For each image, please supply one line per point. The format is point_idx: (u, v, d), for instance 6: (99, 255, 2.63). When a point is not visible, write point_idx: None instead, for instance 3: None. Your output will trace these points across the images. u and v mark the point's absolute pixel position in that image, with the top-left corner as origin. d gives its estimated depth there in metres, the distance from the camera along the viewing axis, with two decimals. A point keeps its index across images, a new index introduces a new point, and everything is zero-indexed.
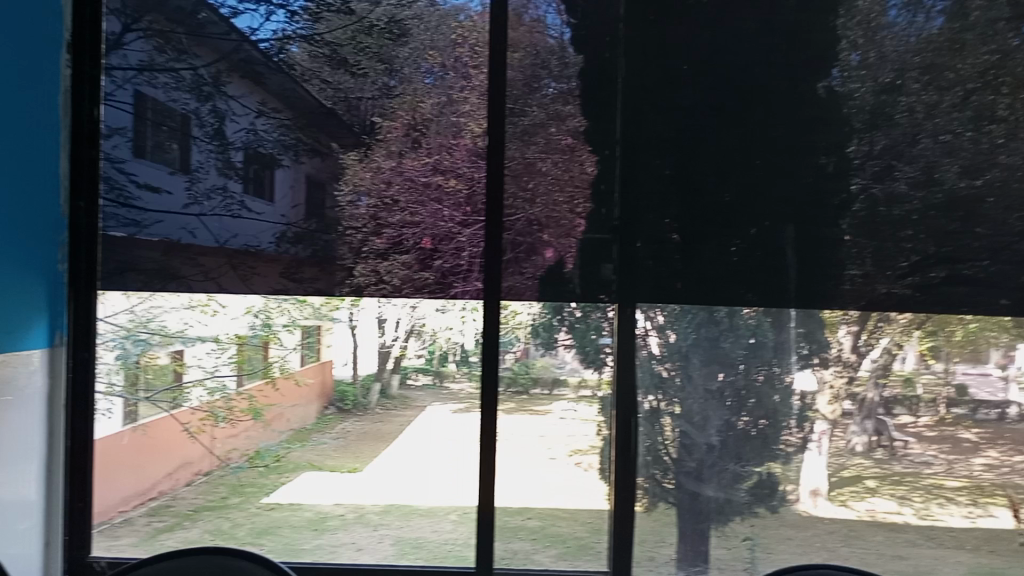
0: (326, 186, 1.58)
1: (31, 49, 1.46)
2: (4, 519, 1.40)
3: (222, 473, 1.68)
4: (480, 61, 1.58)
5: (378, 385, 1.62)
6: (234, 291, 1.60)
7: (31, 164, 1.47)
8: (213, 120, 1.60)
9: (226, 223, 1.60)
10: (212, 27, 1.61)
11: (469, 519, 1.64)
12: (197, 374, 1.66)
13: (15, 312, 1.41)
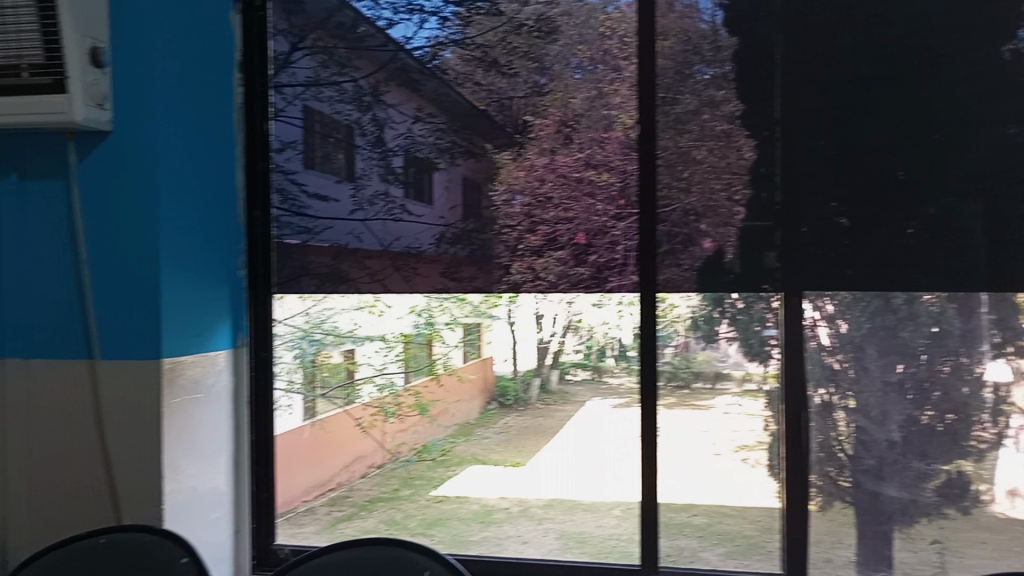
0: (482, 187, 1.60)
1: (208, 71, 1.56)
2: (200, 509, 1.52)
3: (393, 466, 1.79)
4: (630, 52, 1.55)
5: (537, 380, 1.69)
6: (398, 292, 1.65)
7: (213, 178, 1.57)
8: (375, 128, 1.66)
9: (389, 227, 1.65)
10: (370, 39, 1.66)
11: (632, 515, 1.59)
12: (367, 372, 1.77)
13: (203, 316, 1.52)
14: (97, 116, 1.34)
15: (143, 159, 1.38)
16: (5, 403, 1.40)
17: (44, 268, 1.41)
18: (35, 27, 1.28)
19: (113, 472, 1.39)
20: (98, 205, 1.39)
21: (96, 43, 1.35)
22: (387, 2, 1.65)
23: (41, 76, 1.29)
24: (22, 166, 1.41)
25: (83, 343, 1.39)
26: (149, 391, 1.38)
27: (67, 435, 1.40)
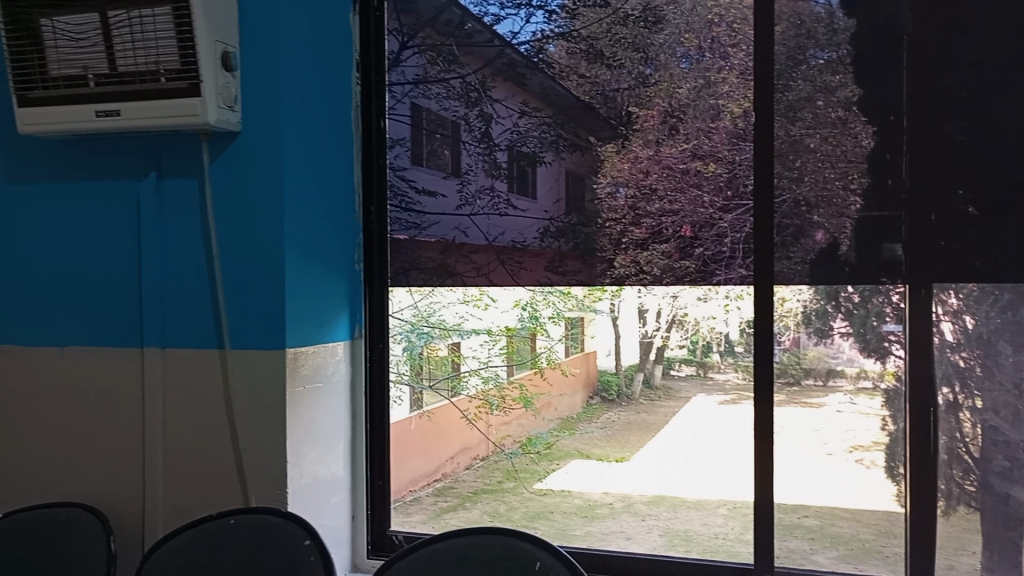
0: (586, 180, 1.58)
1: (328, 71, 1.62)
2: (320, 494, 1.57)
3: (498, 458, 1.81)
4: (739, 39, 1.51)
5: (640, 375, 1.68)
6: (503, 285, 1.68)
7: (332, 175, 1.62)
8: (481, 124, 1.67)
9: (495, 221, 1.66)
10: (477, 35, 1.67)
11: (739, 513, 1.57)
12: (473, 364, 1.80)
13: (324, 309, 1.58)
14: (228, 118, 1.42)
15: (268, 158, 1.44)
16: (144, 389, 1.49)
17: (180, 262, 1.49)
18: (171, 34, 1.35)
19: (242, 457, 1.45)
20: (228, 203, 1.46)
21: (227, 48, 1.42)
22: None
23: (177, 81, 1.36)
24: (161, 165, 1.50)
25: (215, 333, 1.47)
26: (275, 380, 1.44)
27: (200, 419, 1.48)
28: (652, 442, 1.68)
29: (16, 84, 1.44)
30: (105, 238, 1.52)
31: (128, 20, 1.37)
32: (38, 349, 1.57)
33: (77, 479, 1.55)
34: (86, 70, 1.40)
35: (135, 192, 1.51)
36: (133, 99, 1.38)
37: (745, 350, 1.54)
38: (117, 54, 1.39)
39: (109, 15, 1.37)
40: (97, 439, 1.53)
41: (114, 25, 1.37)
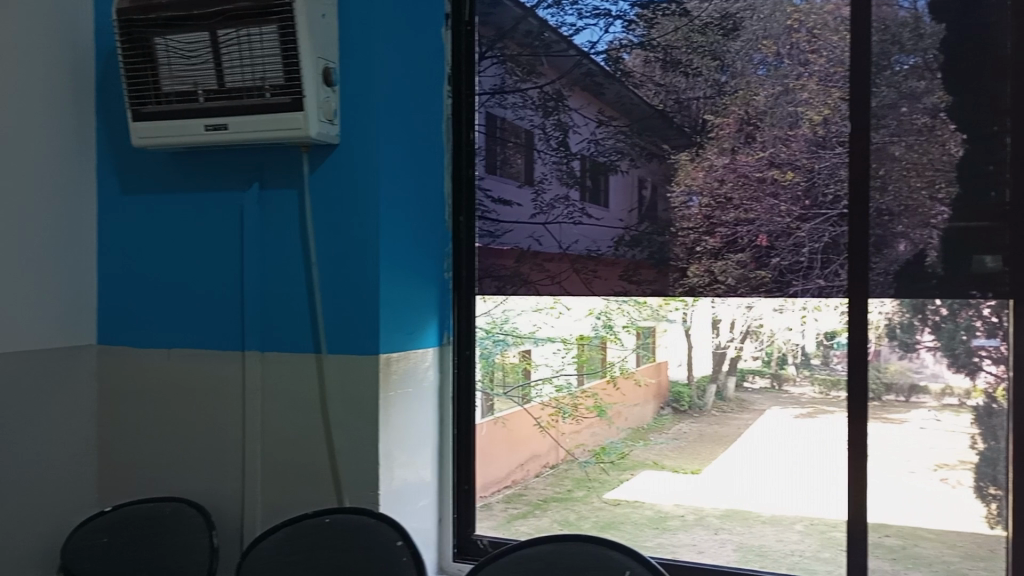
0: (659, 189, 1.59)
1: (420, 85, 1.65)
2: (410, 498, 1.60)
3: (568, 466, 1.76)
4: (818, 45, 1.48)
5: (714, 386, 1.61)
6: (578, 294, 1.67)
7: (423, 186, 1.66)
8: (558, 133, 1.68)
9: (569, 230, 1.67)
10: (554, 46, 1.68)
11: (815, 530, 1.54)
12: (545, 372, 1.74)
13: (414, 317, 1.61)
14: (329, 131, 1.47)
15: (364, 169, 1.49)
16: (245, 390, 1.56)
17: (280, 270, 1.55)
18: (277, 53, 1.42)
19: (336, 457, 1.50)
20: (326, 212, 1.52)
21: (329, 64, 1.48)
22: (571, 8, 1.66)
23: (282, 96, 1.43)
24: (263, 176, 1.56)
25: (312, 338, 1.52)
26: (369, 384, 1.48)
27: (296, 419, 1.53)
28: (724, 453, 1.62)
29: (131, 99, 1.52)
30: (210, 245, 1.60)
31: (237, 38, 1.43)
32: (146, 351, 1.65)
33: (178, 475, 1.62)
34: (196, 87, 1.47)
35: (239, 202, 1.58)
36: (240, 113, 1.45)
37: (822, 362, 1.50)
38: (225, 71, 1.45)
39: (218, 33, 1.44)
40: (197, 437, 1.61)
41: (223, 43, 1.44)
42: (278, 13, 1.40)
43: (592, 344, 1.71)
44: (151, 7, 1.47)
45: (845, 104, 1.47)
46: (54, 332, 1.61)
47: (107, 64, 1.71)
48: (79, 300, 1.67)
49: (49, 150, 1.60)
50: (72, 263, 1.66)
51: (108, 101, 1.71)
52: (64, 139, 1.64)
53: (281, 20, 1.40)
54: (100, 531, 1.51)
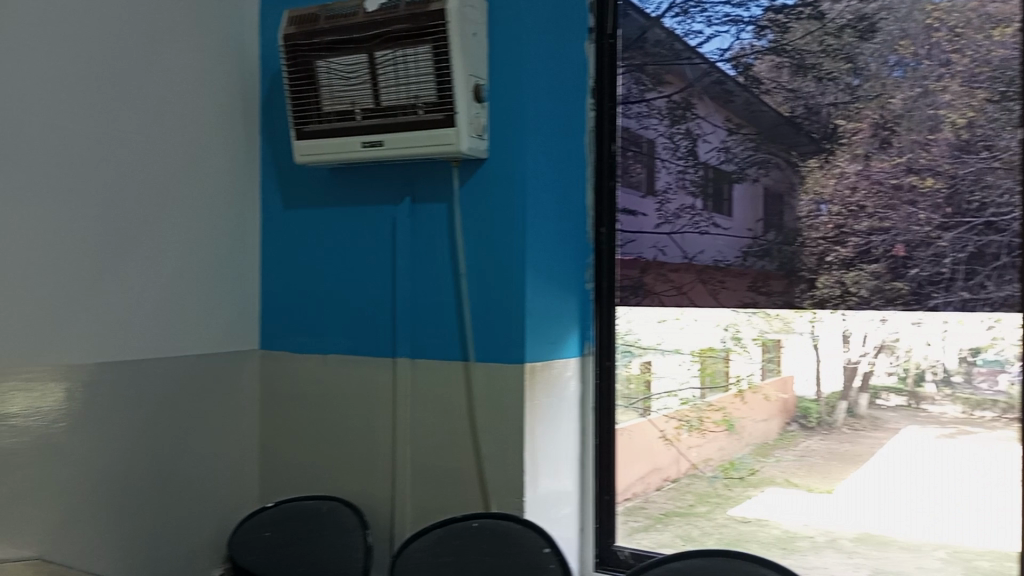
0: (786, 198, 1.56)
1: (563, 98, 1.66)
2: (554, 507, 1.61)
3: (690, 481, 1.69)
4: (961, 44, 1.42)
5: (844, 403, 1.53)
6: (706, 306, 1.66)
7: (566, 198, 1.66)
8: (687, 142, 1.67)
9: (695, 240, 1.66)
10: (679, 55, 1.68)
11: (960, 559, 1.44)
12: (668, 384, 1.70)
13: (557, 327, 1.62)
14: (478, 146, 1.51)
15: (511, 182, 1.53)
16: (396, 396, 1.63)
17: (430, 282, 1.61)
18: (430, 72, 1.47)
19: (483, 463, 1.54)
20: (475, 226, 1.56)
21: (478, 81, 1.52)
22: (700, 16, 1.65)
23: (434, 114, 1.48)
24: (414, 191, 1.63)
25: (460, 345, 1.57)
26: (516, 392, 1.51)
27: (446, 424, 1.58)
28: (857, 473, 1.53)
29: (295, 119, 1.62)
30: (365, 257, 1.68)
31: (393, 58, 1.49)
32: (304, 355, 1.75)
33: (331, 476, 1.71)
34: (354, 106, 1.55)
35: (392, 215, 1.65)
36: (395, 130, 1.51)
37: (964, 380, 1.42)
38: (381, 90, 1.52)
39: (376, 55, 1.51)
40: (348, 438, 1.69)
41: (380, 64, 1.51)
42: (431, 33, 1.45)
43: (715, 356, 1.65)
44: (316, 32, 1.55)
45: (990, 106, 1.40)
46: (222, 338, 1.74)
47: (270, 87, 1.83)
48: (243, 308, 1.79)
49: (218, 168, 1.74)
50: (236, 273, 1.77)
51: (271, 121, 1.82)
52: (232, 158, 1.77)
53: (434, 41, 1.45)
54: (263, 525, 1.61)
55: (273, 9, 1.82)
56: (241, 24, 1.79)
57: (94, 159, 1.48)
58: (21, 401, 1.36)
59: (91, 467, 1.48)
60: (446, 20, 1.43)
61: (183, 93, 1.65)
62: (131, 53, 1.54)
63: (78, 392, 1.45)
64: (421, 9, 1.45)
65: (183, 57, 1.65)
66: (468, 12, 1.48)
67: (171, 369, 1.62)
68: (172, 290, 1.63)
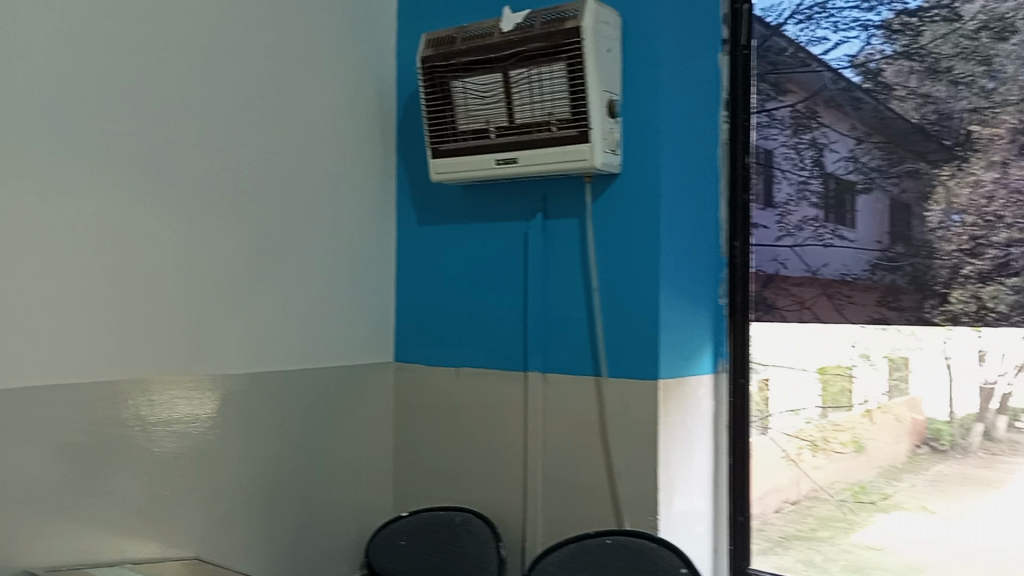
0: (915, 208, 1.51)
1: (697, 110, 1.62)
2: (687, 525, 1.58)
3: (812, 504, 1.62)
4: None
5: (980, 426, 1.46)
6: (831, 322, 1.61)
7: (699, 211, 1.62)
8: (812, 153, 1.62)
9: (820, 252, 1.62)
10: (799, 64, 1.63)
11: None
12: (789, 403, 1.65)
13: (691, 343, 1.60)
14: (612, 161, 1.51)
15: (645, 197, 1.52)
16: (528, 411, 1.64)
17: (561, 296, 1.62)
18: (565, 88, 1.49)
19: (615, 478, 1.53)
20: (608, 240, 1.56)
21: (613, 96, 1.52)
22: (826, 21, 1.61)
23: (569, 130, 1.49)
24: (546, 206, 1.64)
25: (592, 361, 1.58)
26: (648, 407, 1.50)
27: (577, 438, 1.58)
28: (991, 500, 1.44)
29: (431, 138, 1.67)
30: (498, 271, 1.71)
31: (528, 76, 1.52)
32: (436, 368, 1.79)
33: (460, 488, 1.75)
34: (488, 124, 1.59)
35: (525, 230, 1.67)
36: (530, 147, 1.54)
37: None
38: (516, 108, 1.55)
39: (511, 74, 1.54)
40: (478, 449, 1.72)
41: (515, 82, 1.54)
42: (567, 50, 1.47)
43: (839, 372, 1.60)
44: (452, 54, 1.60)
45: None
46: (359, 350, 1.80)
47: (405, 108, 1.89)
48: (377, 321, 1.85)
49: (355, 186, 1.81)
50: (370, 287, 1.83)
51: (405, 141, 1.89)
52: (369, 177, 1.84)
53: (569, 57, 1.47)
54: (399, 533, 1.64)
55: (408, 33, 1.89)
56: (378, 48, 1.87)
57: (243, 181, 1.58)
58: (183, 407, 1.47)
59: (241, 474, 1.56)
60: (582, 37, 1.45)
61: (324, 116, 1.74)
62: (278, 80, 1.64)
63: (230, 401, 1.54)
64: (557, 27, 1.47)
65: (324, 82, 1.74)
66: (604, 28, 1.49)
67: (312, 380, 1.70)
68: (311, 304, 1.70)
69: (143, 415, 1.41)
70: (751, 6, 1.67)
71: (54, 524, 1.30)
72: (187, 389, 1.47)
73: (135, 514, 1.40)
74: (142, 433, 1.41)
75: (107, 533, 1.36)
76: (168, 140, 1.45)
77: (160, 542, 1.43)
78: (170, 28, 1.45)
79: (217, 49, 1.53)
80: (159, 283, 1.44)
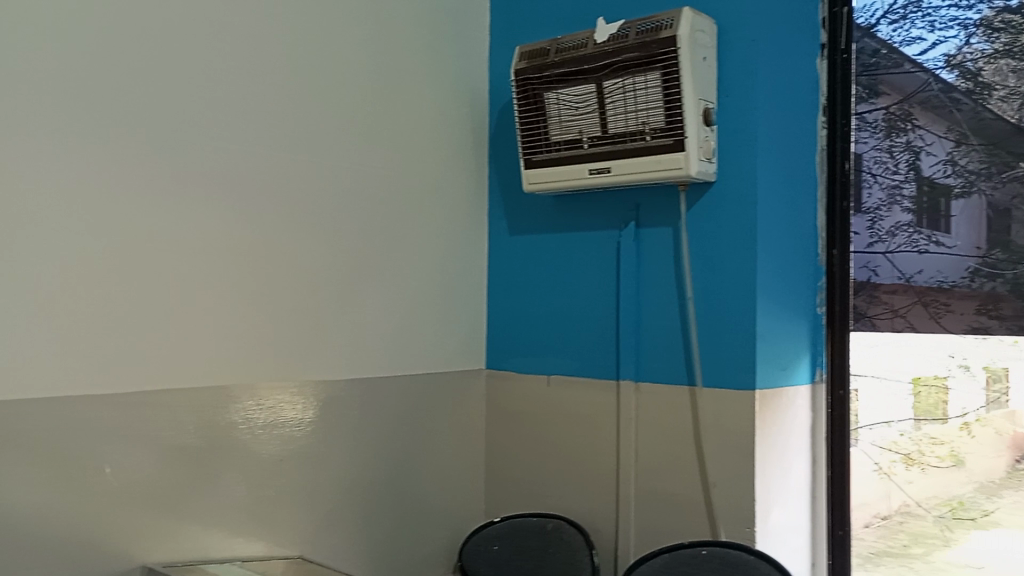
0: (1017, 213, 1.46)
1: (795, 116, 1.60)
2: (783, 537, 1.55)
3: (903, 520, 1.57)
4: None
5: None
6: (927, 331, 1.56)
7: (796, 219, 1.59)
8: (907, 156, 1.57)
9: (913, 259, 1.57)
10: (893, 65, 1.59)
11: None
12: (880, 415, 1.60)
13: (788, 353, 1.57)
14: (708, 169, 1.50)
15: (741, 204, 1.51)
16: (621, 420, 1.64)
17: (655, 305, 1.62)
18: (660, 97, 1.49)
19: (711, 490, 1.52)
20: (704, 248, 1.56)
21: (709, 104, 1.51)
22: (922, 21, 1.57)
23: (664, 138, 1.49)
24: (639, 214, 1.65)
25: (686, 370, 1.57)
26: (743, 417, 1.48)
27: (670, 448, 1.58)
28: None
29: (524, 149, 1.69)
30: (591, 280, 1.72)
31: (621, 86, 1.53)
32: (527, 376, 1.81)
33: (551, 496, 1.76)
34: (582, 134, 1.60)
35: (617, 239, 1.68)
36: (623, 156, 1.54)
37: None
38: (610, 118, 1.56)
39: (605, 84, 1.55)
40: (570, 458, 1.73)
41: (608, 92, 1.55)
42: (661, 59, 1.47)
43: (935, 383, 1.56)
44: (547, 65, 1.62)
45: None
46: (452, 357, 1.84)
47: (497, 120, 1.93)
48: (469, 329, 1.88)
49: (448, 197, 1.85)
50: (462, 295, 1.87)
51: (498, 151, 1.92)
52: (461, 188, 1.88)
53: (664, 67, 1.47)
54: (492, 539, 1.66)
55: (500, 47, 1.93)
56: (471, 61, 1.91)
57: (342, 195, 1.63)
58: (288, 411, 1.53)
59: (340, 477, 1.61)
60: (678, 46, 1.45)
61: (418, 129, 1.78)
62: (374, 95, 1.70)
63: (330, 406, 1.60)
64: (652, 37, 1.48)
65: (419, 96, 1.79)
66: (699, 37, 1.49)
67: (408, 386, 1.74)
68: (405, 311, 1.75)
69: (251, 417, 1.47)
70: (851, 8, 1.63)
71: (170, 520, 1.37)
72: (290, 394, 1.53)
73: (241, 512, 1.46)
74: (250, 435, 1.47)
75: (218, 531, 1.43)
76: (274, 155, 1.52)
77: (266, 540, 1.49)
78: (273, 49, 1.52)
79: (317, 67, 1.59)
80: (264, 291, 1.50)
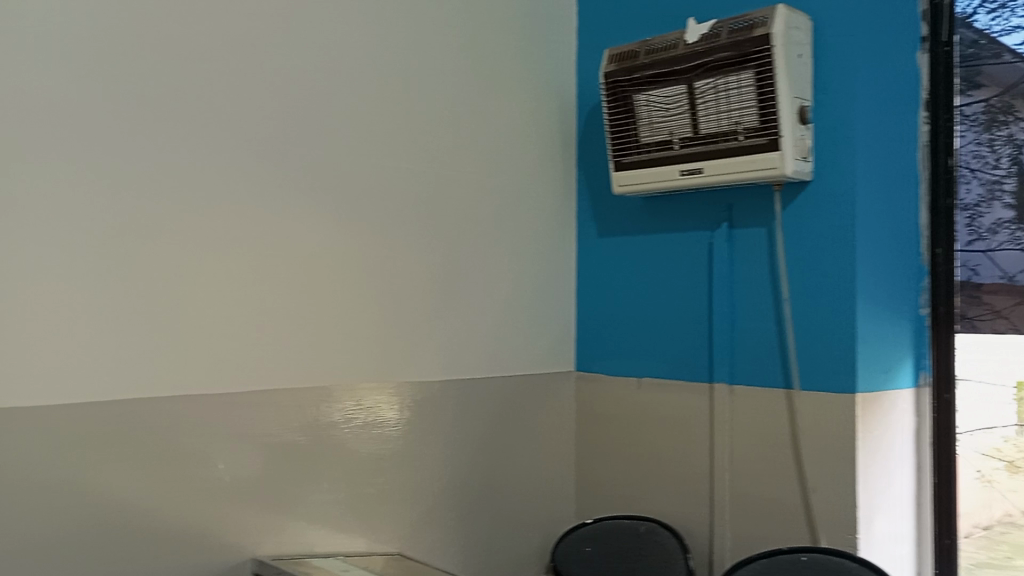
0: None
1: (896, 112, 1.55)
2: (886, 543, 1.50)
3: (1007, 530, 1.51)
4: None
5: None
6: None
7: (897, 217, 1.54)
8: (1011, 151, 1.51)
9: (1016, 257, 1.51)
10: (994, 57, 1.53)
11: None
12: (982, 420, 1.54)
13: (890, 355, 1.53)
14: (804, 168, 1.48)
15: (839, 203, 1.48)
16: (714, 423, 1.63)
17: (749, 306, 1.60)
18: (753, 97, 1.47)
19: (811, 494, 1.49)
20: (800, 248, 1.53)
21: (804, 102, 1.49)
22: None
23: (757, 138, 1.47)
24: (731, 215, 1.63)
25: (783, 373, 1.55)
26: (843, 420, 1.45)
27: (767, 451, 1.55)
28: None
29: (614, 152, 1.69)
30: (682, 282, 1.71)
31: (713, 86, 1.52)
32: (618, 378, 1.82)
33: (643, 499, 1.76)
34: (672, 136, 1.59)
35: (709, 240, 1.66)
36: (716, 157, 1.53)
37: None
38: (701, 119, 1.55)
39: (696, 85, 1.54)
40: (661, 461, 1.72)
41: (700, 93, 1.54)
42: (755, 58, 1.45)
43: None
44: (636, 67, 1.62)
45: None
46: (543, 359, 1.85)
47: (585, 122, 1.93)
48: (559, 331, 1.89)
49: (538, 201, 1.87)
50: (552, 298, 1.88)
51: (586, 154, 1.92)
52: (551, 192, 1.90)
53: (758, 65, 1.45)
54: (585, 539, 1.67)
55: (588, 49, 1.93)
56: (560, 65, 1.93)
57: (434, 201, 1.67)
58: (386, 411, 1.57)
59: (435, 477, 1.65)
60: (773, 44, 1.43)
61: (507, 134, 1.81)
62: (464, 102, 1.73)
63: (424, 407, 1.63)
64: (745, 36, 1.46)
65: (507, 101, 1.81)
66: (794, 34, 1.46)
67: (500, 388, 1.76)
68: (497, 314, 1.77)
69: (351, 418, 1.52)
70: None
71: (276, 517, 1.42)
72: (386, 395, 1.57)
73: (343, 510, 1.51)
74: (350, 435, 1.52)
75: (321, 527, 1.48)
76: (371, 163, 1.57)
77: (366, 537, 1.54)
78: (367, 59, 1.57)
79: (409, 76, 1.63)
80: (362, 295, 1.55)
